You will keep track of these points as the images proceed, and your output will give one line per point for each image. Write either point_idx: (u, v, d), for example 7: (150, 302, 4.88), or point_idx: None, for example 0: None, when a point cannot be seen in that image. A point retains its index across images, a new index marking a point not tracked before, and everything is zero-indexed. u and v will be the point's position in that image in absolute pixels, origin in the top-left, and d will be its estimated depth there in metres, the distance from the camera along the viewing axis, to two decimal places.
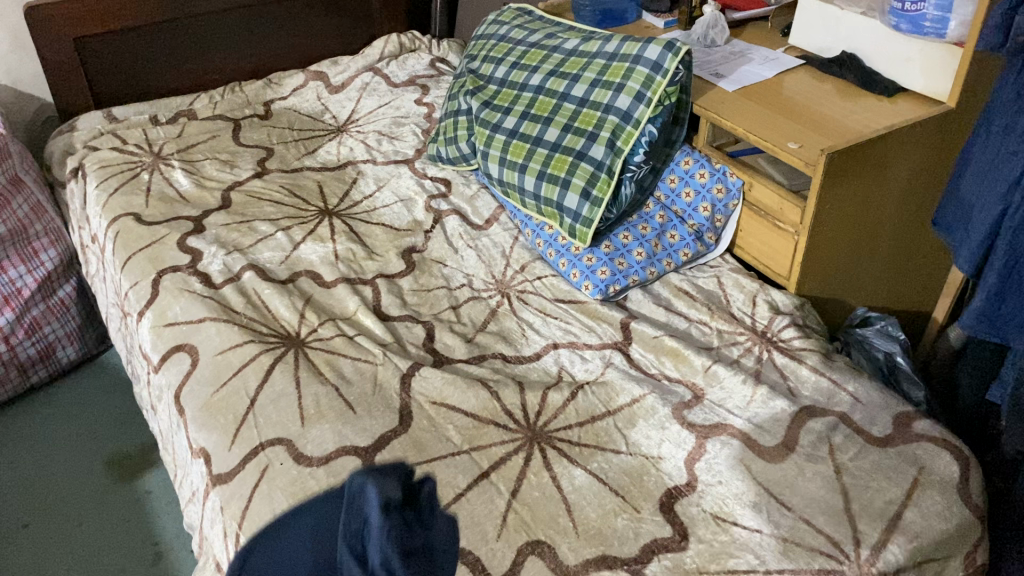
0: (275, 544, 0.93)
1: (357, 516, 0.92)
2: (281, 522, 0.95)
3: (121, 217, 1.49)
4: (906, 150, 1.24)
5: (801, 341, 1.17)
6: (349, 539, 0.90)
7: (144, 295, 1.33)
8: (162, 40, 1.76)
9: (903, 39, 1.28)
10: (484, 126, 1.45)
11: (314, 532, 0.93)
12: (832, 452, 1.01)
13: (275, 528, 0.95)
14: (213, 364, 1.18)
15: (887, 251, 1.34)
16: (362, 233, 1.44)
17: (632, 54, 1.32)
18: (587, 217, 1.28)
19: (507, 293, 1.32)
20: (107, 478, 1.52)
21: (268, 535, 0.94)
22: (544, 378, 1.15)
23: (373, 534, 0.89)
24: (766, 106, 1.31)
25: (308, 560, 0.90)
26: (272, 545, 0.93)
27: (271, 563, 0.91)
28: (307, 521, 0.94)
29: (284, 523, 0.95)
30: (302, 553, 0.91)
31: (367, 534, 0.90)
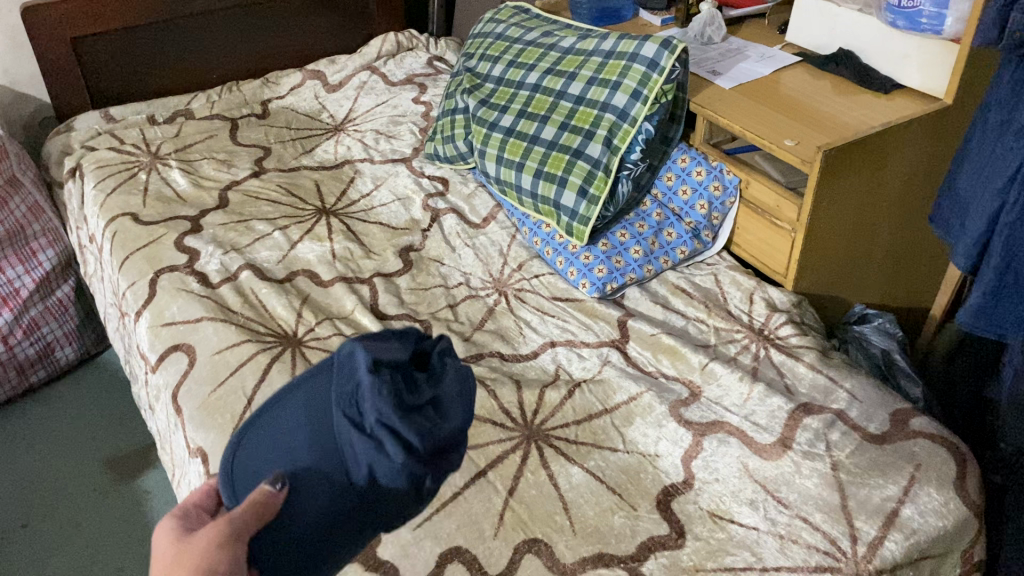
0: (265, 425, 0.76)
1: (348, 374, 0.72)
2: (273, 402, 0.78)
3: (118, 216, 1.49)
4: (902, 148, 1.24)
5: (798, 338, 1.17)
6: (343, 406, 0.70)
7: (142, 295, 1.33)
8: (159, 40, 1.76)
9: (900, 35, 1.28)
10: (481, 124, 1.45)
11: (303, 402, 0.74)
12: (829, 449, 1.01)
13: (267, 412, 0.78)
14: (210, 364, 1.18)
15: (884, 248, 1.34)
16: (360, 232, 1.44)
17: (628, 52, 1.32)
18: (584, 216, 1.28)
19: (504, 291, 1.31)
20: (106, 477, 1.52)
21: (259, 419, 0.77)
22: (541, 376, 1.15)
23: (366, 391, 0.70)
24: (762, 104, 1.31)
25: (299, 425, 0.72)
26: (264, 423, 0.76)
27: (263, 438, 0.74)
28: (296, 394, 0.76)
29: (276, 402, 0.77)
30: (293, 420, 0.73)
31: (359, 393, 0.71)
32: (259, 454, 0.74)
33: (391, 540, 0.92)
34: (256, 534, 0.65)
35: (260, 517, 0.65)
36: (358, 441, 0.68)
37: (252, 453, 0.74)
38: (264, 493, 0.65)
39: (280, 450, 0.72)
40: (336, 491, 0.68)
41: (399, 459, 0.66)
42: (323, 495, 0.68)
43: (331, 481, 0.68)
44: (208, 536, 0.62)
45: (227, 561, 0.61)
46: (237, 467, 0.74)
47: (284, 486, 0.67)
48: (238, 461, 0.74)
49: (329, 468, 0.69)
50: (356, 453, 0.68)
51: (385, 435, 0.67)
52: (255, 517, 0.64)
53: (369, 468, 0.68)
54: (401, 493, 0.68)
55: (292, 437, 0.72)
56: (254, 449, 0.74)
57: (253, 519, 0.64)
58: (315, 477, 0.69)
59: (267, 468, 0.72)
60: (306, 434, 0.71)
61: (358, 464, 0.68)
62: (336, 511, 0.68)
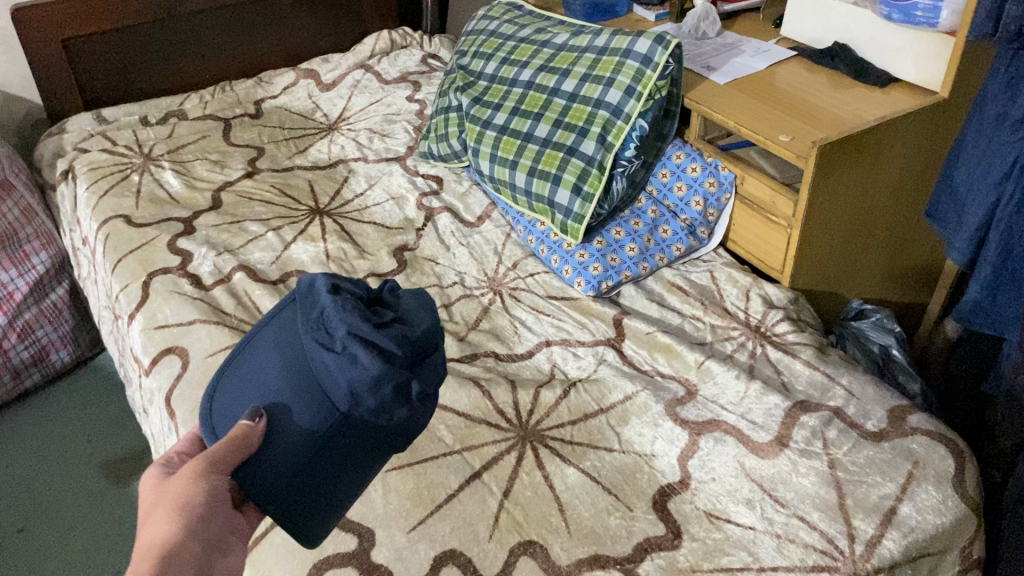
0: (242, 365, 0.87)
1: (312, 307, 0.85)
2: (247, 346, 0.90)
3: (110, 219, 1.48)
4: (899, 141, 1.22)
5: (795, 335, 1.17)
6: (312, 330, 0.82)
7: (135, 298, 1.32)
8: (151, 40, 1.75)
9: (895, 28, 1.27)
10: (475, 123, 1.44)
11: (277, 338, 0.86)
12: (827, 447, 1.00)
13: (245, 354, 0.89)
14: (203, 367, 1.17)
15: (882, 242, 1.33)
16: (354, 232, 1.43)
17: (622, 48, 1.31)
18: (579, 213, 1.27)
19: (499, 290, 1.31)
20: (102, 481, 1.52)
21: (238, 361, 0.88)
22: (536, 376, 1.15)
23: (332, 317, 0.82)
24: (758, 99, 1.30)
25: (276, 356, 0.84)
26: (242, 363, 0.87)
27: (241, 377, 0.85)
28: (269, 334, 0.87)
29: (251, 344, 0.89)
30: (267, 356, 0.84)
31: (326, 319, 0.83)
32: (237, 392, 0.84)
33: (385, 544, 0.91)
34: (239, 461, 0.75)
35: (241, 448, 0.75)
36: (331, 359, 0.79)
37: (232, 392, 0.85)
38: (243, 426, 0.76)
39: (257, 382, 0.83)
40: (323, 408, 0.78)
41: (375, 366, 0.78)
42: (307, 410, 0.79)
43: (312, 395, 0.79)
44: (189, 469, 0.72)
45: (206, 490, 0.70)
46: (216, 408, 0.85)
47: (263, 419, 0.78)
48: (217, 401, 0.85)
49: (310, 387, 0.80)
50: (331, 370, 0.79)
51: (355, 345, 0.79)
52: (237, 448, 0.74)
53: (345, 382, 0.78)
54: (386, 397, 0.79)
55: (269, 369, 0.83)
56: (235, 388, 0.85)
57: (234, 451, 0.74)
58: (299, 400, 0.79)
59: (248, 401, 0.82)
60: (283, 364, 0.82)
61: (335, 378, 0.79)
62: (325, 427, 0.78)
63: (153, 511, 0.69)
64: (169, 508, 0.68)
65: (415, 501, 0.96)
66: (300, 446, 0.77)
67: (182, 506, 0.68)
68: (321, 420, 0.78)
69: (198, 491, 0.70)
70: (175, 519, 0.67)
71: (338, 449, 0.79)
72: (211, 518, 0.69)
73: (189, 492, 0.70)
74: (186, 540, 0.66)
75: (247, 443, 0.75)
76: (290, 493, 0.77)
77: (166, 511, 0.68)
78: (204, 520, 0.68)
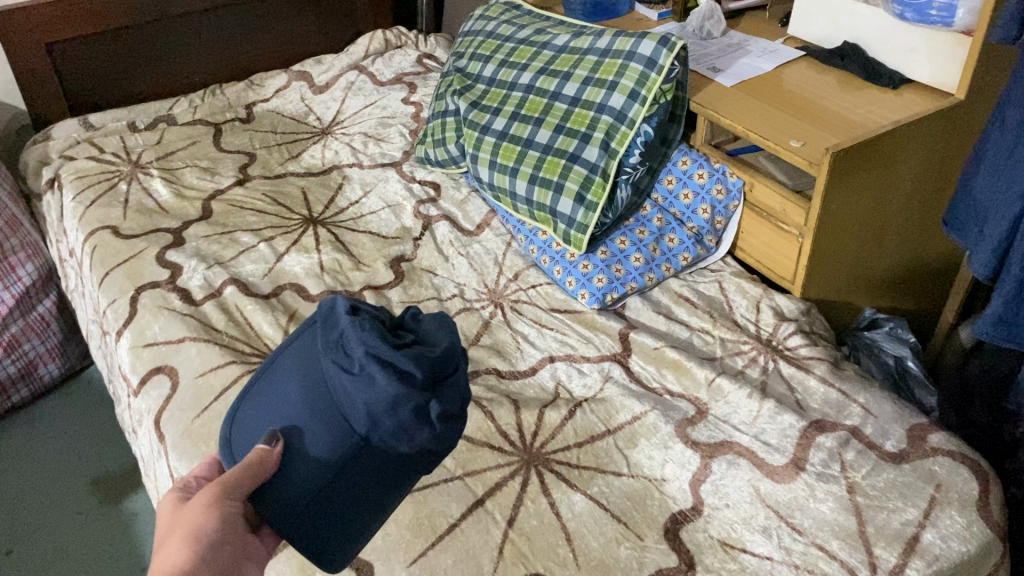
0: (263, 389, 0.82)
1: (331, 328, 0.80)
2: (267, 368, 0.85)
3: (97, 230, 1.43)
4: (915, 145, 1.18)
5: (808, 348, 1.12)
6: (331, 352, 0.77)
7: (122, 314, 1.28)
8: (139, 43, 1.70)
9: (909, 28, 1.23)
10: (473, 127, 1.39)
11: (296, 361, 0.81)
12: (844, 470, 0.96)
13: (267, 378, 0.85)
14: (194, 388, 1.13)
15: (896, 250, 1.28)
16: (349, 242, 1.39)
17: (625, 50, 1.26)
18: (582, 223, 1.22)
19: (500, 303, 1.26)
20: (93, 500, 1.47)
21: (257, 383, 0.84)
22: (540, 395, 1.10)
23: (350, 338, 0.77)
24: (767, 103, 1.25)
25: (295, 380, 0.79)
26: (263, 386, 0.83)
27: (261, 402, 0.81)
28: (289, 356, 0.83)
29: (271, 367, 0.84)
30: (287, 380, 0.80)
31: (344, 340, 0.77)
32: (257, 416, 0.80)
33: None
34: (255, 485, 0.74)
35: (259, 471, 0.73)
36: (349, 382, 0.74)
37: (252, 415, 0.81)
38: (259, 451, 0.74)
39: (277, 407, 0.79)
40: (343, 432, 0.75)
41: (393, 388, 0.72)
42: (326, 433, 0.75)
43: (330, 419, 0.75)
44: (204, 494, 0.70)
45: (220, 518, 0.69)
46: (237, 430, 0.81)
47: (281, 441, 0.76)
48: (238, 424, 0.81)
49: (330, 409, 0.75)
50: (350, 393, 0.74)
51: (373, 366, 0.73)
52: (252, 473, 0.72)
53: (364, 405, 0.73)
54: (406, 420, 0.73)
55: (288, 394, 0.78)
56: (254, 410, 0.81)
57: (250, 475, 0.72)
58: (317, 425, 0.75)
59: (268, 424, 0.79)
60: (302, 387, 0.78)
61: (354, 401, 0.74)
62: (345, 450, 0.74)
63: (167, 537, 0.68)
64: (181, 535, 0.67)
65: (416, 532, 0.92)
66: (320, 468, 0.74)
67: (195, 533, 0.67)
68: (340, 444, 0.74)
69: (213, 518, 0.68)
70: (186, 547, 0.66)
71: (357, 474, 0.75)
72: (223, 546, 0.68)
73: (202, 519, 0.68)
74: (197, 569, 0.65)
75: (263, 468, 0.73)
76: (311, 514, 0.75)
77: (179, 536, 0.67)
78: (215, 548, 0.67)
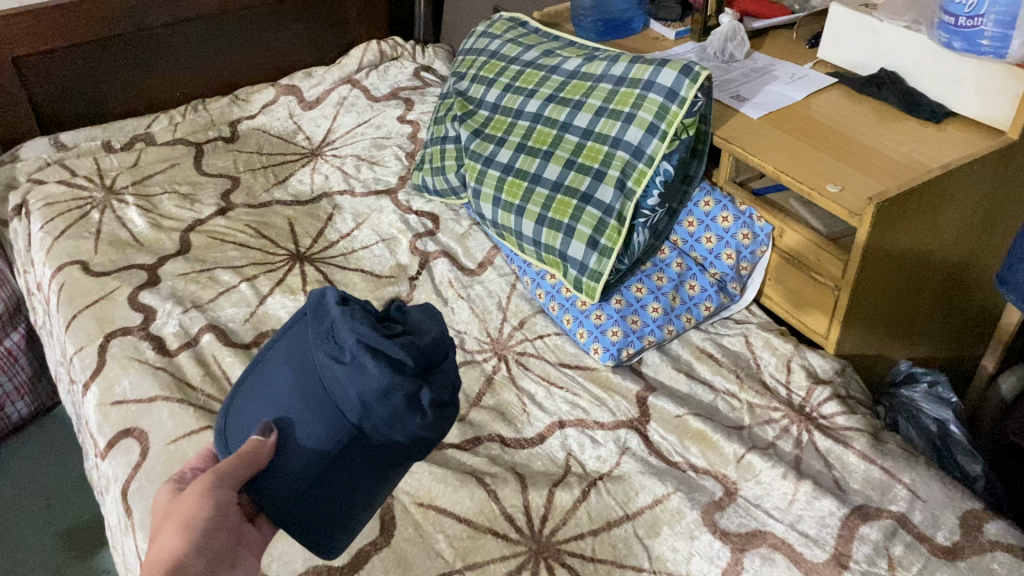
0: (258, 382, 0.90)
1: (322, 319, 0.88)
2: (260, 361, 0.94)
3: (66, 266, 1.32)
4: (964, 190, 1.06)
5: (846, 418, 1.01)
6: (324, 344, 0.85)
7: (90, 364, 1.17)
8: (115, 56, 1.58)
9: (955, 57, 1.11)
10: (475, 159, 1.27)
11: (288, 351, 0.89)
12: (893, 568, 0.85)
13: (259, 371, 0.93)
14: (165, 456, 1.02)
15: (937, 299, 1.17)
16: (339, 281, 1.27)
17: (643, 79, 1.15)
18: (595, 270, 1.11)
19: (504, 355, 1.15)
20: (61, 556, 1.36)
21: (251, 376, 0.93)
22: (549, 469, 0.99)
23: (341, 329, 0.85)
24: (801, 139, 1.14)
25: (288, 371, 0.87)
26: (260, 373, 0.91)
27: (257, 391, 0.89)
28: (281, 345, 0.91)
29: (266, 356, 0.92)
30: (281, 369, 0.88)
31: (335, 330, 0.86)
32: (254, 407, 0.88)
33: None
34: (247, 476, 0.79)
35: (250, 463, 0.78)
36: (341, 371, 0.82)
37: (247, 407, 0.89)
38: (254, 441, 0.80)
39: (272, 397, 0.86)
40: (336, 422, 0.82)
41: (386, 376, 0.80)
42: (318, 421, 0.82)
43: (324, 407, 0.83)
44: (198, 484, 0.76)
45: (211, 505, 0.74)
46: (235, 421, 0.89)
47: (274, 433, 0.82)
48: (234, 415, 0.89)
49: (322, 401, 0.83)
50: (342, 382, 0.82)
51: (365, 354, 0.81)
52: (242, 462, 0.77)
53: (357, 393, 0.81)
54: (396, 406, 0.81)
55: (284, 383, 0.86)
56: (251, 400, 0.89)
57: (242, 465, 0.78)
58: (310, 414, 0.83)
59: (262, 414, 0.86)
60: (295, 379, 0.85)
61: (347, 389, 0.82)
62: (339, 439, 0.81)
63: (164, 522, 0.74)
64: (177, 522, 0.73)
65: None
66: (316, 458, 0.81)
67: (190, 522, 0.72)
68: (335, 433, 0.81)
69: (206, 506, 0.74)
70: (181, 534, 0.71)
71: (350, 464, 0.82)
72: (217, 531, 0.74)
73: (196, 508, 0.74)
74: (192, 553, 0.70)
75: (256, 458, 0.78)
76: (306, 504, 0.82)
77: (174, 523, 0.72)
78: (208, 534, 0.73)
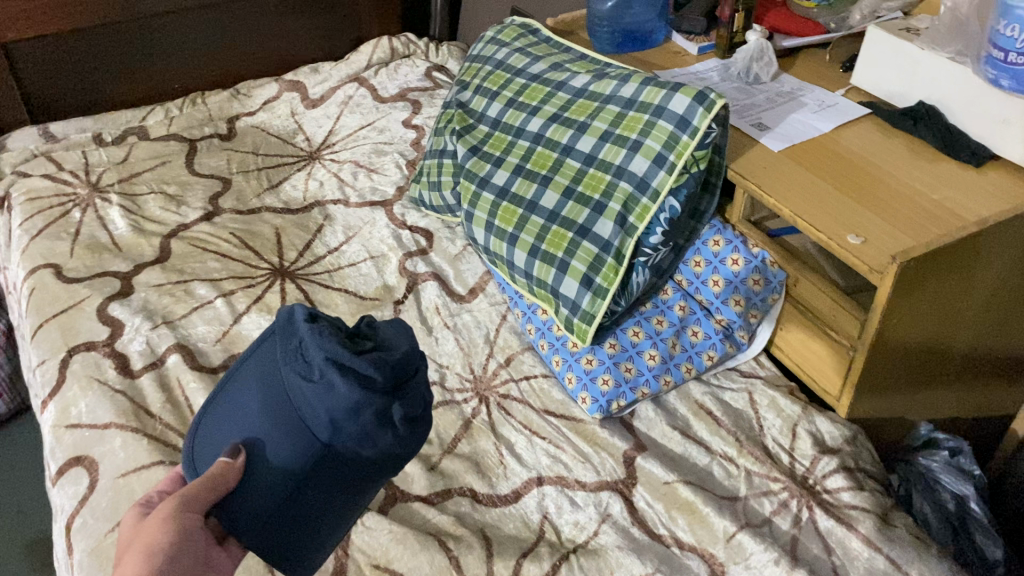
0: (220, 406, 0.84)
1: (291, 336, 0.80)
2: (228, 382, 0.86)
3: (39, 268, 1.25)
4: (1002, 247, 0.95)
5: (851, 494, 0.91)
6: (292, 363, 0.78)
7: (49, 380, 1.10)
8: (110, 44, 1.51)
9: (1002, 96, 1.00)
10: (470, 179, 1.18)
11: (257, 372, 0.82)
12: None
13: (228, 389, 0.86)
14: (112, 491, 0.95)
15: (963, 363, 1.06)
16: (320, 301, 1.19)
17: (653, 104, 1.05)
18: (588, 312, 1.01)
19: (486, 397, 1.06)
20: (24, 568, 1.30)
21: (219, 398, 0.85)
22: (521, 534, 0.91)
23: (309, 346, 0.77)
24: (823, 178, 1.03)
25: (257, 392, 0.80)
26: (220, 403, 0.84)
27: (218, 417, 0.82)
28: (247, 366, 0.84)
29: (230, 379, 0.86)
30: (246, 393, 0.81)
31: (303, 348, 0.78)
32: (218, 429, 0.81)
33: None
34: (214, 500, 0.73)
35: (216, 488, 0.72)
36: (310, 390, 0.76)
37: (211, 429, 0.82)
38: (222, 463, 0.74)
39: (239, 419, 0.80)
40: (303, 439, 0.76)
41: (355, 395, 0.74)
42: (286, 444, 0.75)
43: (294, 429, 0.76)
44: (163, 508, 0.69)
45: (176, 528, 0.67)
46: (201, 444, 0.82)
47: (243, 455, 0.77)
48: (199, 439, 0.82)
49: (292, 420, 0.76)
50: (311, 401, 0.76)
51: (332, 373, 0.75)
52: (211, 486, 0.72)
53: (325, 411, 0.75)
54: (367, 423, 0.76)
55: (245, 411, 0.80)
56: (217, 423, 0.82)
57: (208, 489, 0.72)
58: (279, 432, 0.76)
59: (228, 436, 0.80)
60: (262, 399, 0.79)
61: (315, 409, 0.76)
62: (309, 458, 0.76)
63: (125, 554, 0.66)
64: (138, 550, 0.65)
65: None
66: (288, 476, 0.75)
67: (151, 546, 0.65)
68: (304, 455, 0.75)
69: (169, 531, 0.67)
70: (144, 561, 0.64)
71: (320, 483, 0.77)
72: (183, 556, 0.66)
73: (159, 533, 0.67)
74: None
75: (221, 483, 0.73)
76: (278, 522, 0.76)
77: (135, 551, 0.65)
78: (171, 560, 0.65)
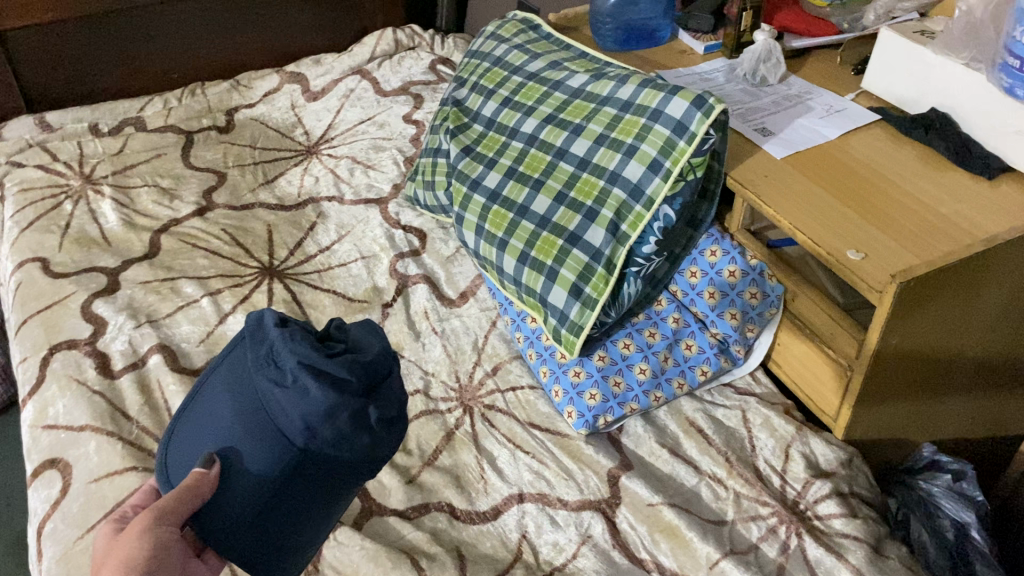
0: (191, 414, 0.80)
1: (261, 341, 0.76)
2: (200, 389, 0.83)
3: (27, 262, 1.23)
4: (1015, 263, 0.90)
5: (843, 522, 0.87)
6: (262, 368, 0.73)
7: (29, 378, 1.08)
8: (107, 32, 1.48)
9: (1017, 105, 0.95)
10: (461, 180, 1.15)
11: (224, 381, 0.79)
12: None
13: (197, 398, 0.83)
14: (83, 496, 0.93)
15: (968, 383, 1.01)
16: (308, 301, 1.17)
17: (650, 107, 1.01)
18: (576, 322, 0.98)
19: (471, 407, 1.03)
20: (10, 563, 1.29)
21: (190, 405, 0.83)
22: (497, 553, 0.88)
23: (280, 351, 0.73)
24: (825, 188, 0.98)
25: (227, 400, 0.76)
26: (189, 412, 0.82)
27: (185, 427, 0.80)
28: (217, 374, 0.81)
29: (201, 387, 0.82)
30: (215, 401, 0.77)
31: (274, 352, 0.74)
32: (187, 439, 0.78)
33: None
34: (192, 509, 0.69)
35: (195, 497, 0.69)
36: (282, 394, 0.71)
37: (179, 440, 0.79)
38: (197, 473, 0.70)
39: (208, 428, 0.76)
40: (277, 444, 0.71)
41: (330, 399, 0.69)
42: (260, 451, 0.71)
43: (267, 436, 0.72)
44: (139, 520, 0.66)
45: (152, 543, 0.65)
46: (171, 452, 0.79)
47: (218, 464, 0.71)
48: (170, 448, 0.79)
49: (263, 426, 0.72)
50: (283, 406, 0.71)
51: (305, 376, 0.70)
52: (191, 495, 0.68)
53: (299, 416, 0.71)
54: (342, 426, 0.71)
55: (215, 419, 0.76)
56: (187, 432, 0.79)
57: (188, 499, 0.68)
58: (253, 439, 0.72)
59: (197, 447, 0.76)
60: (233, 407, 0.75)
61: (288, 413, 0.71)
62: (284, 464, 0.71)
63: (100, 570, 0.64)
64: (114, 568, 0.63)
65: None
66: (260, 484, 0.71)
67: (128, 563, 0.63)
68: (279, 462, 0.71)
69: (146, 546, 0.64)
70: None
71: (297, 490, 0.72)
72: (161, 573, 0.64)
73: (135, 549, 0.64)
74: None
75: (201, 492, 0.69)
76: (254, 533, 0.72)
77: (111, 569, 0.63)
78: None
